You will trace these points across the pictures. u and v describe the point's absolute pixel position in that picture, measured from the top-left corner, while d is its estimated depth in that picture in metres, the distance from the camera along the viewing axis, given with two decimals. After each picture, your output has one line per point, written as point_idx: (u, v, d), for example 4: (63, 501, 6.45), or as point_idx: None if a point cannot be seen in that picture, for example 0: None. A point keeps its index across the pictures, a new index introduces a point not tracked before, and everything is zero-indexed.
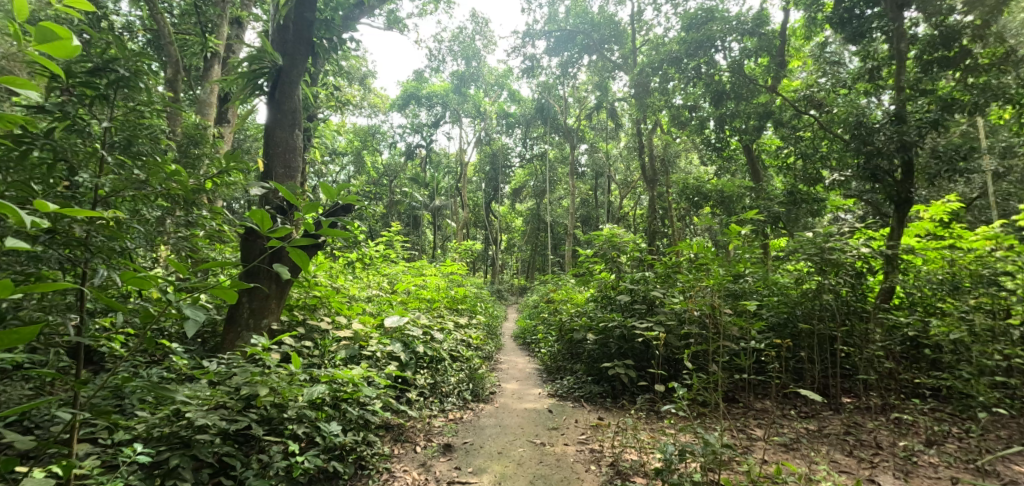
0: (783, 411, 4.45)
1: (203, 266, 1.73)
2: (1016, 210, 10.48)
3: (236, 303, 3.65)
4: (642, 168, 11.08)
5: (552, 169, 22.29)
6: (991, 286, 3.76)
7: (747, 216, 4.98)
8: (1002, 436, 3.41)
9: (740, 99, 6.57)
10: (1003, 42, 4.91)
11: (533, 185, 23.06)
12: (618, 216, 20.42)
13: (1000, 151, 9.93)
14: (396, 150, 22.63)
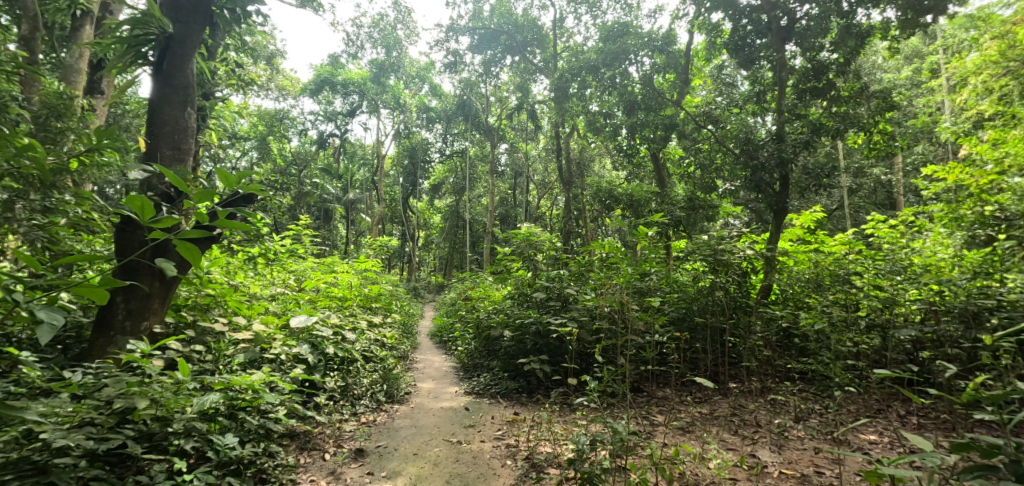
0: (680, 397, 4.86)
1: (69, 266, 1.59)
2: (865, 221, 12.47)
3: (106, 303, 3.10)
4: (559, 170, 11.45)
5: (471, 167, 22.26)
6: (845, 284, 4.44)
7: (653, 219, 5.42)
8: (850, 411, 4.05)
9: (650, 112, 7.08)
10: (858, 78, 5.84)
11: (454, 181, 23.14)
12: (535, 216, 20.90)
13: (854, 171, 11.74)
14: (307, 138, 21.52)
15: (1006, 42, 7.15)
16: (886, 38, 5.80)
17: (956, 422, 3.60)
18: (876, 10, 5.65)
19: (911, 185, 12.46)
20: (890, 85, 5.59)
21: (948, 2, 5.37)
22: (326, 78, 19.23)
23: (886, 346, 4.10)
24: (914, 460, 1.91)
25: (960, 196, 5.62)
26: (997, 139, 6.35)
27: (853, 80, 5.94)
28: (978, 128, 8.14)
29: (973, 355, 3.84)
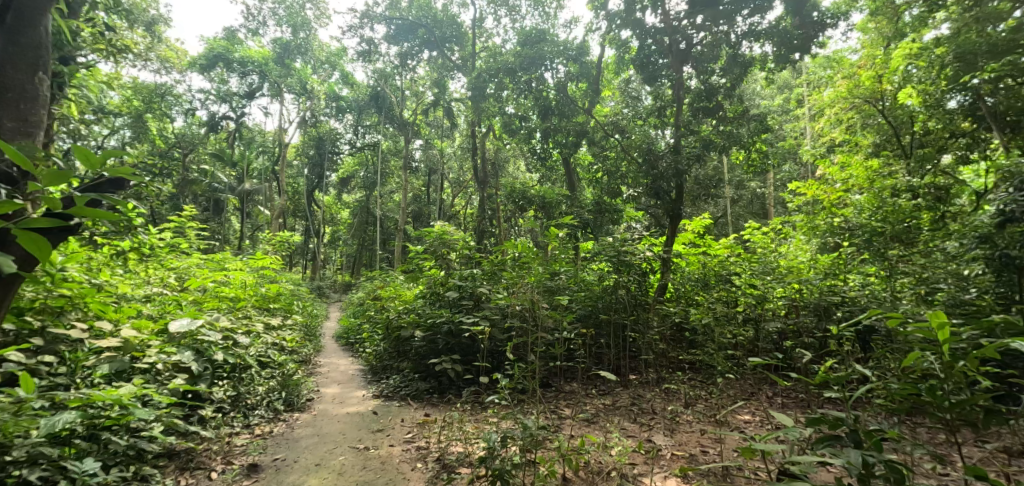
0: (586, 390, 5.13)
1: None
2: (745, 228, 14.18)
3: None
4: (473, 169, 11.43)
5: (384, 161, 21.40)
6: (728, 283, 5.01)
7: (565, 220, 5.50)
8: (730, 395, 4.57)
9: (563, 117, 7.37)
10: (741, 102, 6.61)
11: (364, 175, 22.10)
12: (449, 215, 20.68)
13: (737, 184, 13.27)
14: (195, 119, 19.25)
15: (853, 82, 8.49)
16: (764, 69, 6.64)
17: (811, 400, 4.23)
18: (757, 43, 6.45)
19: (780, 198, 14.38)
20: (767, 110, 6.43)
21: (811, 43, 6.31)
22: (220, 53, 17.15)
23: (759, 337, 4.69)
24: (781, 434, 2.23)
25: (817, 209, 6.61)
26: (844, 162, 7.58)
27: (738, 103, 6.73)
28: (830, 151, 9.64)
29: (824, 343, 4.54)
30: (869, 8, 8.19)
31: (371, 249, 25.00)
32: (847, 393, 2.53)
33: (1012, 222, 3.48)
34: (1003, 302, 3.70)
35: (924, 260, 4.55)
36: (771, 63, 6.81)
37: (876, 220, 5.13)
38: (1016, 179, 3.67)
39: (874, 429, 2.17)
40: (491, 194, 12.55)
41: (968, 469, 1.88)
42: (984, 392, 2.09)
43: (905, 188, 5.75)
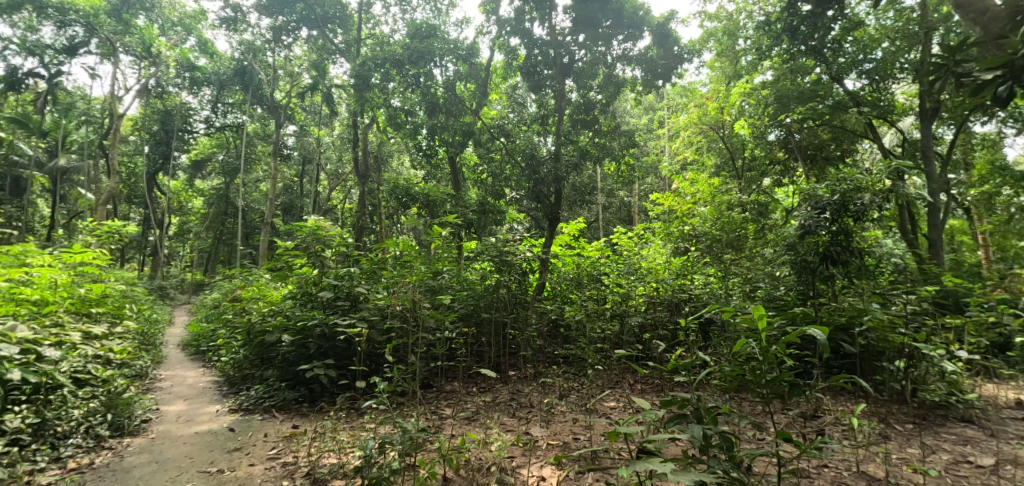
0: (467, 389, 5.16)
1: None
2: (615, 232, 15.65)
3: None
4: (353, 161, 10.75)
5: (248, 145, 19.02)
6: (598, 282, 5.47)
7: (447, 220, 5.28)
8: (598, 385, 4.98)
9: (450, 115, 7.24)
10: (614, 118, 7.24)
11: (222, 160, 19.41)
12: (325, 209, 19.14)
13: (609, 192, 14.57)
14: None
15: (701, 110, 10.23)
16: (634, 91, 7.41)
17: (664, 385, 4.81)
18: (629, 67, 7.17)
19: (643, 207, 16.11)
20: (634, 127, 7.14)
21: (671, 73, 7.22)
22: None
23: (623, 330, 5.20)
24: (641, 417, 2.51)
25: (671, 218, 7.54)
26: (693, 179, 8.75)
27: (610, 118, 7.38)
28: (683, 168, 11.08)
29: (674, 334, 5.20)
30: (715, 49, 9.59)
31: (228, 243, 22.09)
32: (692, 377, 2.95)
33: (809, 234, 4.44)
34: (801, 297, 4.63)
35: (749, 263, 5.48)
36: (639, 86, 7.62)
37: (716, 230, 6.37)
38: (813, 202, 4.64)
39: (711, 406, 2.56)
40: (372, 188, 11.95)
41: (777, 433, 2.32)
42: (789, 370, 2.59)
43: (737, 203, 6.86)
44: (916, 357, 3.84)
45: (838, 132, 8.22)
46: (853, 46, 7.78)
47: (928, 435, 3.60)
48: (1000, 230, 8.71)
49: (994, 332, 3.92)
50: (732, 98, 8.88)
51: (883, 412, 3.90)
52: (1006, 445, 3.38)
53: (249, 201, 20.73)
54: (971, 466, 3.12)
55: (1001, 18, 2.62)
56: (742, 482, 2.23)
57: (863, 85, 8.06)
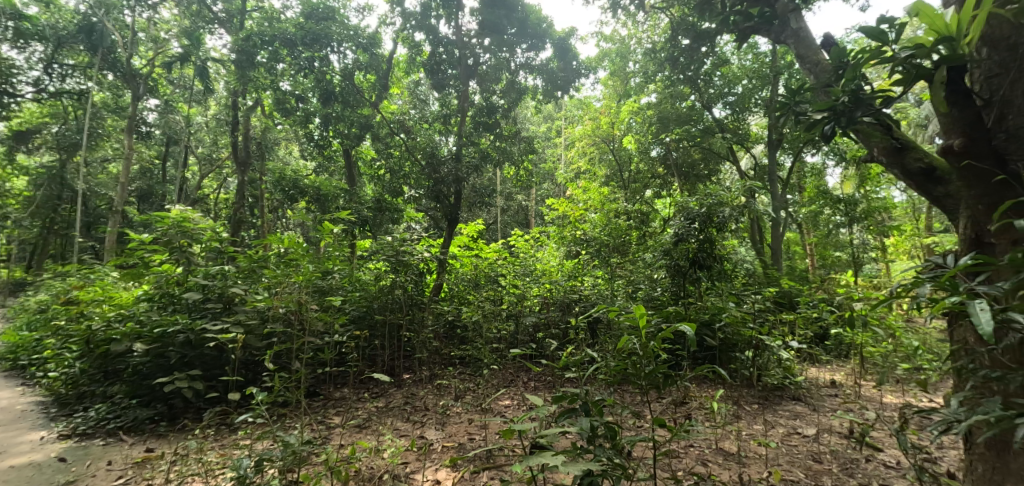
0: (358, 395, 4.90)
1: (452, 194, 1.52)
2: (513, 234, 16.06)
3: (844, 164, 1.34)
4: (231, 145, 9.60)
5: (92, 118, 15.92)
6: (495, 283, 5.57)
7: (338, 218, 4.83)
8: (493, 384, 5.06)
9: (346, 105, 6.94)
10: (515, 123, 7.36)
11: (53, 132, 15.97)
12: (193, 199, 16.76)
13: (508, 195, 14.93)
14: None
15: (596, 124, 10.57)
16: (535, 99, 7.73)
17: (555, 381, 5.06)
18: (531, 75, 7.46)
19: (539, 211, 16.79)
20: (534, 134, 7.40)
21: (570, 86, 7.72)
22: None
23: (518, 330, 5.37)
24: (534, 413, 2.61)
25: (565, 223, 7.96)
26: (585, 187, 9.32)
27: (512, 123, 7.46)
28: (577, 177, 11.78)
29: (566, 332, 5.50)
30: (609, 68, 10.36)
31: (57, 233, 18.26)
32: (581, 373, 3.17)
33: (682, 240, 5.11)
34: (674, 297, 5.21)
35: (632, 266, 6.02)
36: (540, 96, 7.97)
37: (604, 235, 6.97)
38: (686, 212, 5.30)
39: (598, 398, 2.75)
40: (252, 178, 10.78)
41: (655, 420, 2.57)
42: (664, 364, 2.90)
43: (623, 212, 7.45)
44: (760, 347, 4.55)
45: (706, 153, 9.38)
46: (720, 79, 9.14)
47: (768, 413, 4.30)
48: (821, 242, 10.63)
49: (816, 325, 4.80)
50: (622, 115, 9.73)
51: (735, 396, 4.55)
52: (823, 418, 4.16)
53: (96, 183, 16.89)
54: (799, 437, 3.82)
55: (829, 70, 3.23)
56: (625, 467, 2.42)
57: (727, 114, 9.36)
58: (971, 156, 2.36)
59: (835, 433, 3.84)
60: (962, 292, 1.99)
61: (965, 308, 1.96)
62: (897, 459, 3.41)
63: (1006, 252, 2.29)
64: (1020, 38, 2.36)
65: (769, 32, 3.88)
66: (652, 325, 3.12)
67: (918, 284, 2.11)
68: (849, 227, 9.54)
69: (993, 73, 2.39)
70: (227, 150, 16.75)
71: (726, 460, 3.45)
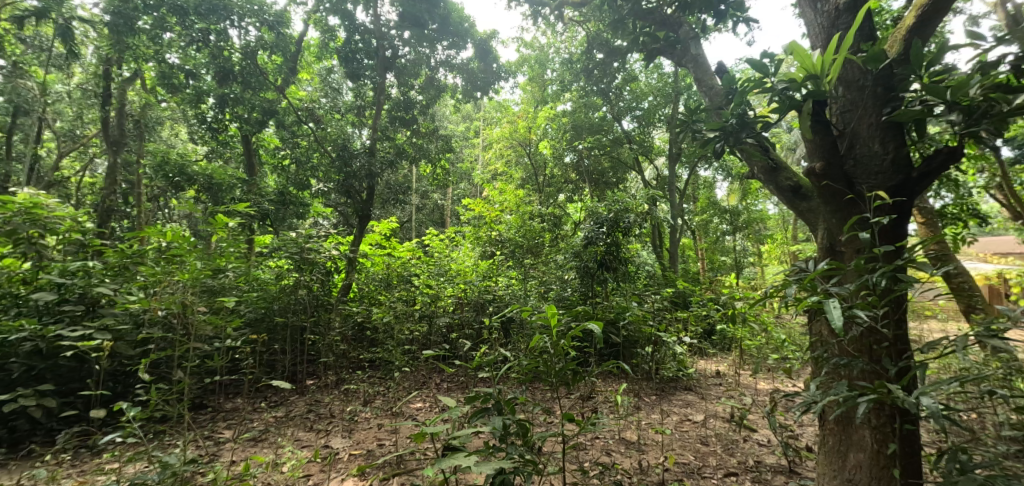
0: (254, 405, 4.49)
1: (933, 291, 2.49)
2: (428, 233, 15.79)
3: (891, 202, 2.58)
4: (100, 121, 8.27)
5: None
6: (408, 283, 5.43)
7: (238, 210, 4.10)
8: (405, 387, 4.92)
9: (253, 90, 6.30)
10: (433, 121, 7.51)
11: None
12: (48, 181, 14.18)
13: (424, 193, 14.67)
14: None
15: (512, 127, 10.19)
16: (454, 97, 7.79)
17: (468, 382, 5.05)
18: (451, 73, 7.50)
19: (455, 210, 16.67)
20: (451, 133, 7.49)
21: (489, 87, 7.90)
22: None
23: (432, 331, 5.27)
24: (447, 416, 2.53)
25: (481, 223, 7.98)
26: (502, 189, 9.41)
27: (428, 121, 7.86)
28: (493, 178, 11.87)
29: (479, 333, 5.51)
30: (528, 74, 10.59)
31: None
32: (494, 373, 3.16)
33: (591, 244, 5.48)
34: (582, 297, 5.46)
35: (544, 267, 6.23)
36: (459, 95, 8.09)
37: (518, 236, 7.20)
38: (595, 217, 5.71)
39: (511, 397, 2.76)
40: (128, 160, 9.41)
41: (563, 414, 2.64)
42: (573, 360, 2.99)
43: (537, 214, 7.86)
44: (658, 343, 4.95)
45: (615, 163, 10.13)
46: (630, 94, 9.78)
47: (664, 403, 4.70)
48: (710, 248, 11.82)
49: (704, 322, 5.34)
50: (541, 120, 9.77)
51: (636, 389, 4.90)
52: (709, 405, 4.64)
53: None
54: (690, 423, 4.22)
55: (721, 94, 3.58)
56: (535, 463, 2.47)
57: (634, 126, 10.06)
58: (828, 178, 2.78)
59: (719, 418, 4.31)
60: (820, 292, 2.32)
61: (823, 306, 2.29)
62: (768, 438, 3.90)
63: (853, 259, 2.73)
64: (866, 80, 2.78)
65: (672, 55, 4.21)
66: (563, 325, 3.22)
67: (786, 285, 2.44)
68: (733, 235, 10.75)
69: (847, 108, 2.81)
70: (95, 126, 14.40)
71: (628, 449, 3.70)
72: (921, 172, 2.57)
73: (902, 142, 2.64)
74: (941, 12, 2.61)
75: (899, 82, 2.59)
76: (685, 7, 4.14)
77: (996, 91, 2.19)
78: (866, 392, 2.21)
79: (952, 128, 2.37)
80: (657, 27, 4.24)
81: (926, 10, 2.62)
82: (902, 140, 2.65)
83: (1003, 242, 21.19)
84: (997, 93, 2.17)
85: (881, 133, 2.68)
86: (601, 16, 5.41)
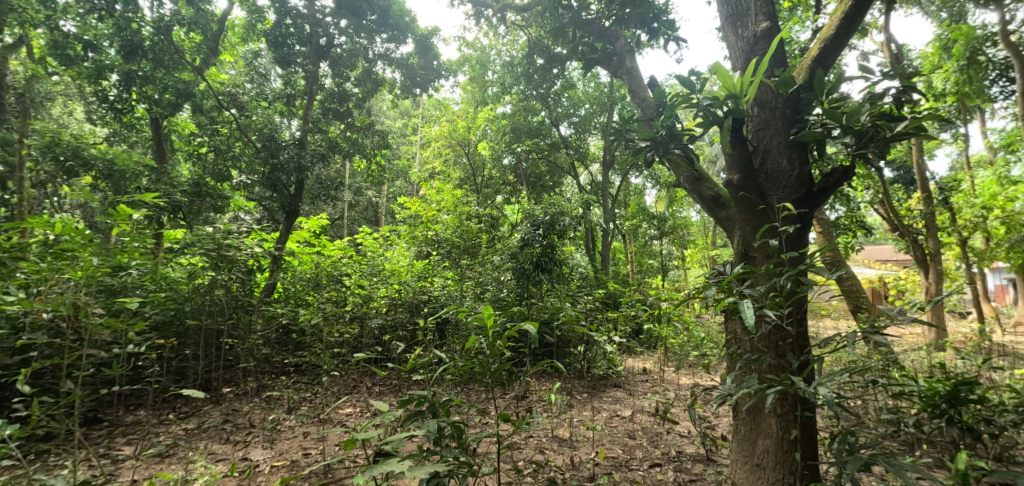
0: (160, 417, 4.06)
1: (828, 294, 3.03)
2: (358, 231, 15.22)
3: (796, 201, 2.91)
4: None
5: None
6: (338, 283, 5.20)
7: (144, 199, 3.60)
8: (334, 392, 4.69)
9: (169, 70, 5.73)
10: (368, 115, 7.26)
11: None
12: None
13: (355, 189, 14.13)
14: None
15: (451, 127, 10.14)
16: (392, 92, 7.64)
17: (401, 385, 4.92)
18: (389, 67, 7.37)
19: (390, 209, 16.19)
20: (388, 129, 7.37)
21: (429, 84, 7.91)
22: None
23: (363, 333, 5.09)
24: (379, 419, 2.30)
25: (417, 222, 7.80)
26: (439, 188, 9.29)
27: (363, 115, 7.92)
28: (431, 177, 11.67)
29: (413, 334, 5.38)
30: (468, 74, 10.53)
31: None
32: (428, 375, 3.08)
33: (527, 245, 5.59)
34: (518, 298, 5.51)
35: (481, 268, 6.20)
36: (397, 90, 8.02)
37: (455, 237, 7.08)
38: (531, 219, 5.82)
39: (446, 397, 2.60)
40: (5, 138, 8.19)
41: (500, 415, 2.57)
42: (508, 361, 2.91)
43: (474, 215, 7.84)
44: (590, 342, 5.14)
45: (552, 167, 10.42)
46: (568, 101, 10.04)
47: (594, 400, 4.89)
48: (638, 251, 12.42)
49: (632, 321, 5.63)
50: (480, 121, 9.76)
51: (569, 387, 5.04)
52: (636, 400, 4.88)
53: None
54: (618, 418, 4.42)
55: (652, 106, 3.72)
56: (471, 464, 2.39)
57: (571, 132, 10.39)
58: (743, 190, 3.04)
59: (645, 412, 4.55)
60: (736, 293, 2.51)
61: (739, 306, 2.48)
62: (689, 430, 4.17)
63: (763, 263, 2.99)
64: (778, 102, 3.03)
65: (609, 66, 4.34)
66: (500, 326, 3.21)
67: (707, 287, 2.62)
68: (659, 239, 11.40)
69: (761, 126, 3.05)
70: None
71: (560, 446, 3.80)
72: (820, 187, 2.89)
73: (805, 160, 2.94)
74: (839, 47, 2.95)
75: (805, 106, 2.87)
76: (622, 21, 4.33)
77: (881, 119, 2.52)
78: (773, 384, 2.42)
79: (845, 149, 2.69)
80: (595, 38, 4.38)
81: (827, 44, 2.94)
82: (806, 158, 2.96)
83: (880, 250, 24.25)
84: (882, 121, 2.49)
85: (789, 150, 2.96)
86: (542, 23, 5.52)
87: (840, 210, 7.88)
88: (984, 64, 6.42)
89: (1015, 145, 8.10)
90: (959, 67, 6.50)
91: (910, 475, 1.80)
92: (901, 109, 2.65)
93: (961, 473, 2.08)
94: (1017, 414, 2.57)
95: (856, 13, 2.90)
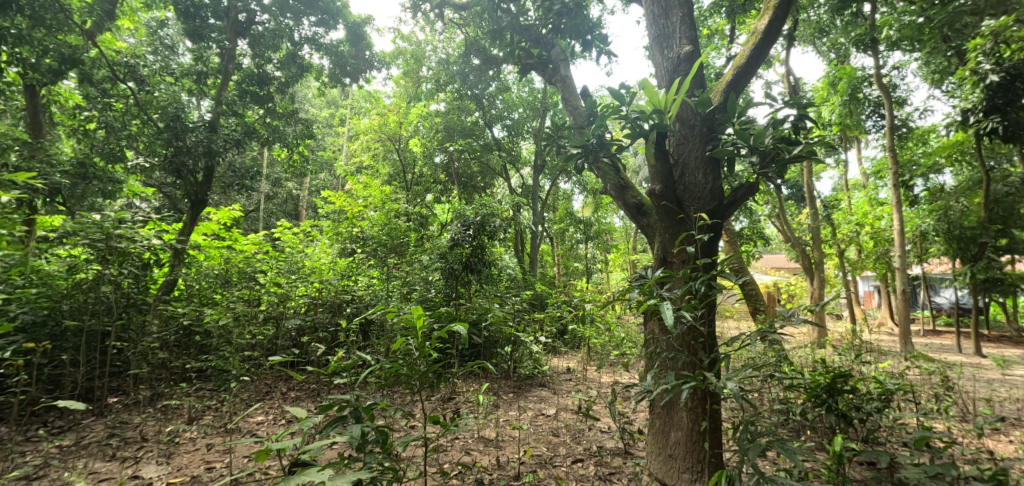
0: (27, 434, 3.49)
1: None
2: (275, 224, 14.25)
3: (690, 217, 3.13)
4: None
5: None
6: (251, 281, 4.80)
7: (15, 179, 3.09)
8: (243, 399, 4.32)
9: (51, 31, 5.02)
10: (291, 101, 7.03)
11: None
12: None
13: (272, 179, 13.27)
14: None
15: (382, 120, 10.06)
16: (318, 79, 7.31)
17: (320, 389, 4.67)
18: (316, 52, 7.09)
19: (312, 203, 15.31)
20: (311, 118, 7.13)
21: (359, 75, 7.59)
22: None
23: (277, 334, 4.71)
24: (295, 427, 2.00)
25: (342, 218, 7.65)
26: (368, 184, 9.04)
27: (285, 99, 7.51)
28: (358, 171, 11.24)
29: (334, 335, 5.12)
30: (402, 68, 10.28)
31: None
32: (351, 379, 2.88)
33: (456, 245, 5.53)
34: (446, 298, 5.42)
35: (408, 268, 6.00)
36: (326, 78, 7.66)
37: (382, 234, 6.93)
38: (462, 219, 5.82)
39: (368, 403, 2.38)
40: None
41: (428, 418, 2.43)
42: (436, 361, 2.76)
43: (403, 213, 7.67)
44: (516, 343, 5.24)
45: (484, 168, 10.46)
46: (503, 103, 10.17)
47: (520, 399, 5.00)
48: (565, 255, 12.87)
49: (557, 322, 5.84)
50: (411, 117, 9.75)
51: (496, 387, 5.09)
52: (560, 398, 5.05)
53: None
54: (543, 416, 4.53)
55: (583, 115, 3.83)
56: (395, 469, 2.24)
57: (504, 135, 10.48)
58: (665, 199, 3.17)
59: (568, 410, 4.70)
60: (656, 296, 2.63)
61: (658, 308, 2.60)
62: (609, 426, 4.33)
63: (680, 268, 3.14)
64: (694, 120, 3.24)
65: (544, 73, 4.38)
66: (431, 326, 3.07)
67: (630, 289, 2.74)
68: (585, 243, 11.95)
69: (680, 141, 3.22)
70: None
71: (486, 447, 3.80)
72: (729, 200, 3.12)
73: (717, 175, 3.17)
74: (749, 75, 3.23)
75: (718, 127, 3.11)
76: (558, 31, 4.45)
77: (782, 142, 2.80)
78: (687, 380, 2.63)
79: (751, 167, 2.96)
80: (531, 44, 4.41)
81: (739, 71, 3.22)
82: (718, 173, 3.19)
83: (776, 260, 27.28)
84: (783, 144, 2.78)
85: (703, 166, 3.17)
86: (480, 23, 5.50)
87: (743, 221, 8.81)
88: (861, 100, 7.45)
89: (881, 171, 9.47)
90: (842, 102, 7.49)
91: (799, 457, 2.00)
92: (798, 134, 2.97)
93: (836, 455, 2.40)
94: (880, 401, 3.00)
95: (762, 48, 3.24)
